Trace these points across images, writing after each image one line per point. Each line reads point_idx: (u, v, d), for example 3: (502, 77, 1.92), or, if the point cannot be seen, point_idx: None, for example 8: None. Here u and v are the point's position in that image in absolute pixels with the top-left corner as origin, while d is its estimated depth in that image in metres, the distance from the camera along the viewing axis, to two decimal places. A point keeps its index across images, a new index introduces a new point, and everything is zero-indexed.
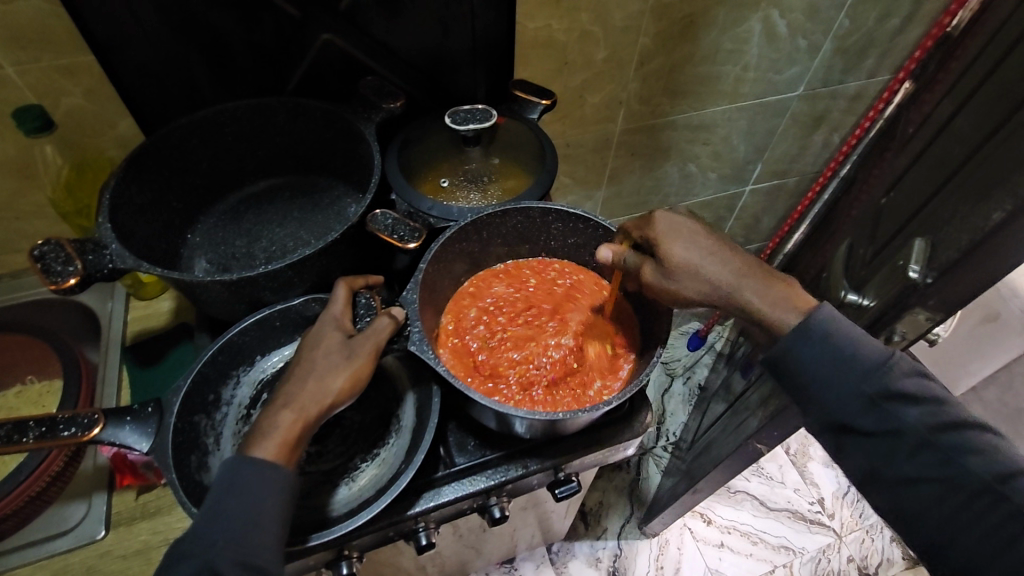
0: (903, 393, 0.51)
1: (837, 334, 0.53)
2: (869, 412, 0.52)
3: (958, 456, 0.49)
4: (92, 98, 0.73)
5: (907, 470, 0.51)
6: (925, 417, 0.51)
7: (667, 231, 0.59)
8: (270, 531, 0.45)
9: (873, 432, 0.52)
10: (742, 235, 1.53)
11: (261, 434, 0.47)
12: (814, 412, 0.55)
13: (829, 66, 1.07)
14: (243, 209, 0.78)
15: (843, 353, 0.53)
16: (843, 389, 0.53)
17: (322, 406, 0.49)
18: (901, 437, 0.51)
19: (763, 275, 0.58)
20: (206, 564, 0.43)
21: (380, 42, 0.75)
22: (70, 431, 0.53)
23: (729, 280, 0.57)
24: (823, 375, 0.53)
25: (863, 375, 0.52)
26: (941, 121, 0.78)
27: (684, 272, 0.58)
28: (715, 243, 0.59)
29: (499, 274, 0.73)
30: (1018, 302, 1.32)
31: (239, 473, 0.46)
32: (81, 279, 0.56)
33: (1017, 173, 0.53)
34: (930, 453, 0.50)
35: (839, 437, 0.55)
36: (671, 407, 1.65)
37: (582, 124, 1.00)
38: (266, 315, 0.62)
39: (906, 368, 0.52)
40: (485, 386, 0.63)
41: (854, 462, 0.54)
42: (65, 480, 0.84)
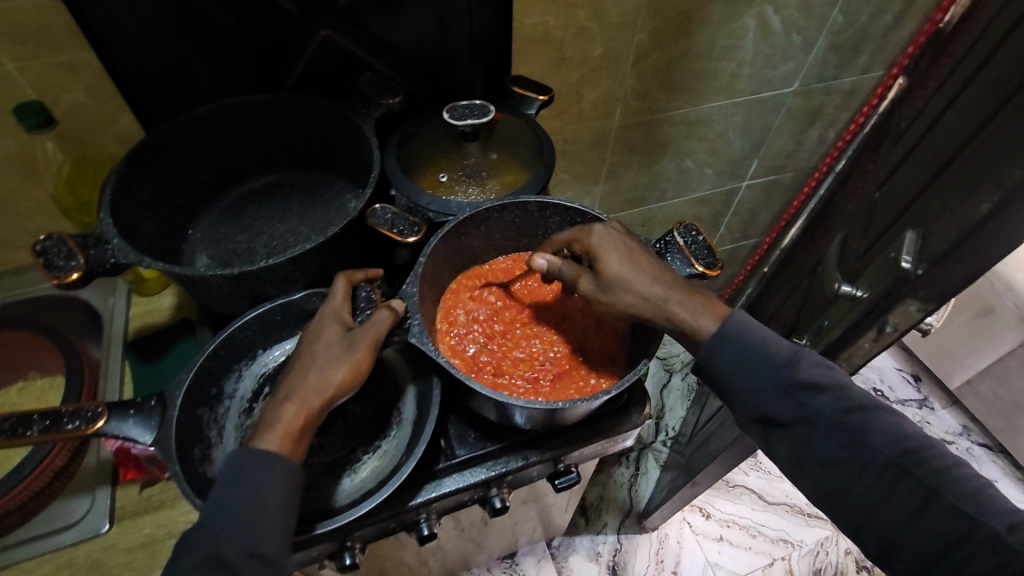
0: (810, 381, 0.52)
1: (750, 334, 0.55)
2: (784, 403, 0.53)
3: (867, 436, 0.50)
4: (92, 95, 0.73)
5: (821, 454, 0.51)
6: (832, 402, 0.51)
7: (601, 244, 0.59)
8: (276, 522, 0.46)
9: (789, 420, 0.53)
10: (739, 230, 1.54)
11: (265, 426, 0.48)
12: (738, 408, 0.56)
13: (824, 61, 1.08)
14: (243, 205, 0.78)
15: (757, 350, 0.55)
16: (756, 384, 0.54)
17: (323, 398, 0.49)
18: (812, 423, 0.52)
19: (686, 285, 0.58)
20: (213, 554, 0.44)
21: (378, 39, 0.76)
22: (74, 424, 0.54)
23: (663, 290, 0.57)
24: (742, 375, 0.55)
25: (774, 369, 0.54)
26: (933, 115, 0.79)
27: (619, 283, 0.57)
28: (646, 257, 0.59)
29: (474, 276, 0.72)
30: (1012, 297, 1.34)
31: (243, 464, 0.46)
32: (83, 273, 0.56)
33: (1006, 165, 0.53)
34: (840, 435, 0.51)
35: (765, 431, 0.55)
36: (669, 403, 1.64)
37: (579, 119, 1.01)
38: (267, 309, 0.63)
39: (814, 360, 0.54)
40: (495, 382, 0.64)
41: (782, 453, 0.55)
42: (69, 475, 0.84)
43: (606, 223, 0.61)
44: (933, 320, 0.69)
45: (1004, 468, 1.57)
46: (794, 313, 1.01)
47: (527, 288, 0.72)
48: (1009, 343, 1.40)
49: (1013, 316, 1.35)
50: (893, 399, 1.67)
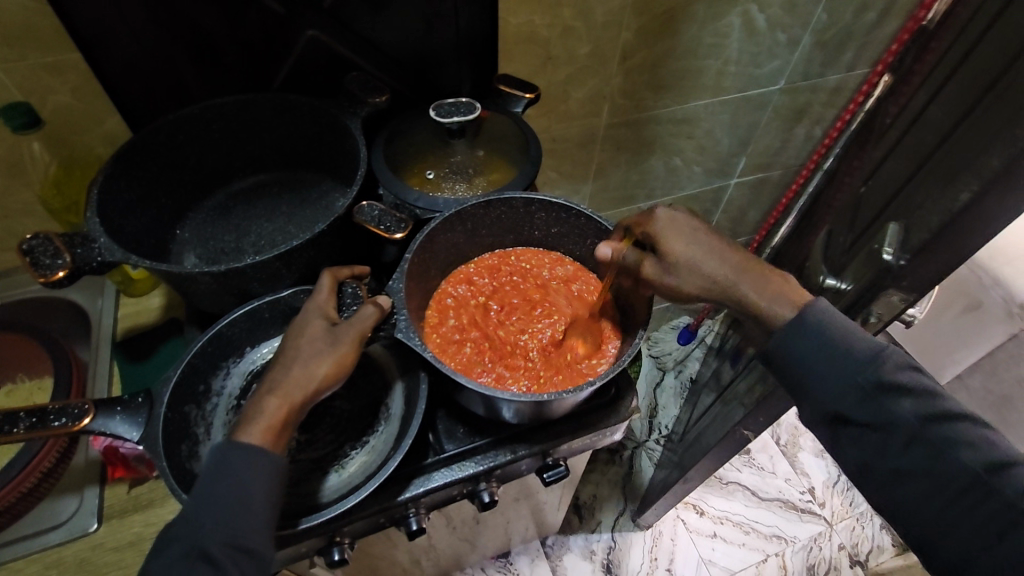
0: (897, 385, 0.51)
1: (834, 327, 0.54)
2: (864, 405, 0.52)
3: (950, 448, 0.49)
4: (79, 96, 0.73)
5: (900, 462, 0.51)
6: (917, 410, 0.50)
7: (666, 228, 0.59)
8: (258, 514, 0.46)
9: (869, 424, 0.52)
10: (729, 228, 1.55)
11: (247, 420, 0.48)
12: (811, 404, 0.55)
13: (809, 59, 1.09)
14: (231, 205, 0.79)
15: (839, 344, 0.53)
16: (840, 383, 0.53)
17: (306, 392, 0.49)
18: (894, 430, 0.51)
19: (756, 268, 0.59)
20: (195, 546, 0.44)
21: (365, 39, 0.77)
22: (60, 421, 0.54)
23: (731, 273, 0.58)
24: (820, 369, 0.54)
25: (858, 369, 0.52)
26: (916, 111, 0.80)
27: (689, 267, 0.58)
28: (712, 239, 0.59)
29: (458, 278, 0.73)
30: (999, 291, 1.35)
31: (227, 457, 0.47)
32: (70, 271, 0.56)
33: (982, 156, 0.54)
34: (922, 445, 0.50)
35: (835, 429, 0.55)
36: (662, 401, 1.66)
37: (567, 118, 1.02)
38: (255, 307, 0.63)
39: (898, 360, 0.52)
40: (497, 379, 0.64)
41: (850, 454, 0.54)
42: (57, 476, 0.84)
43: (668, 207, 0.61)
44: (916, 311, 0.70)
45: None
46: None
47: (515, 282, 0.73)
48: (998, 337, 1.43)
49: (1000, 310, 1.37)
50: None
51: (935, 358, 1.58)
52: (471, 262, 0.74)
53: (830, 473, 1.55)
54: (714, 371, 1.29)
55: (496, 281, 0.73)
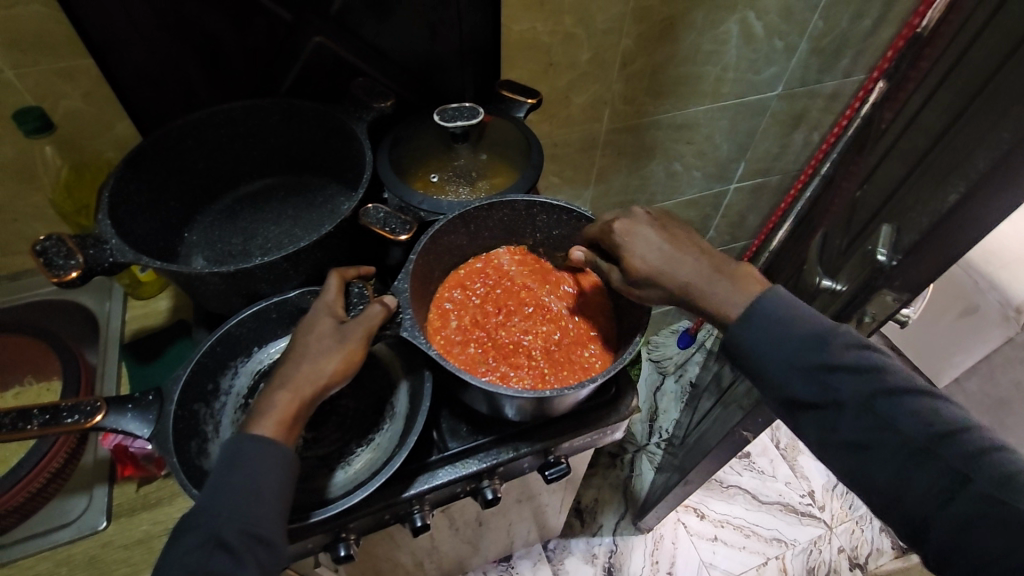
0: (839, 363, 0.52)
1: (778, 313, 0.55)
2: (811, 384, 0.53)
3: (895, 420, 0.50)
4: (91, 100, 0.75)
5: (850, 436, 0.52)
6: (862, 386, 0.51)
7: (625, 238, 0.60)
8: (271, 505, 0.47)
9: (818, 402, 0.53)
10: (728, 233, 1.56)
11: (259, 414, 0.49)
12: (768, 390, 0.56)
13: (806, 66, 1.11)
14: (239, 208, 0.80)
15: (782, 328, 0.55)
16: (788, 365, 0.54)
17: (316, 387, 0.51)
18: (842, 405, 0.52)
19: (718, 271, 0.58)
20: (211, 535, 0.45)
21: (370, 46, 0.78)
22: (73, 418, 0.55)
23: (689, 279, 0.58)
24: (768, 354, 0.55)
25: (802, 350, 0.54)
26: (910, 115, 0.81)
27: (643, 277, 0.59)
28: (671, 248, 0.59)
29: (453, 283, 0.73)
30: (995, 294, 1.36)
31: (239, 449, 0.48)
32: (82, 272, 0.57)
33: (970, 158, 0.56)
34: (868, 418, 0.51)
35: (792, 412, 0.56)
36: (663, 405, 1.66)
37: (568, 124, 1.03)
38: (262, 307, 0.64)
39: (848, 340, 0.53)
40: (503, 377, 0.65)
41: (809, 433, 0.55)
42: (66, 476, 0.85)
43: (631, 217, 0.62)
44: (909, 312, 0.71)
45: None
46: None
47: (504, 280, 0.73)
48: (995, 340, 1.44)
49: (996, 314, 1.38)
50: None
51: (930, 359, 1.59)
52: (463, 266, 0.74)
53: (830, 476, 1.56)
54: (714, 375, 1.30)
55: (490, 282, 0.73)
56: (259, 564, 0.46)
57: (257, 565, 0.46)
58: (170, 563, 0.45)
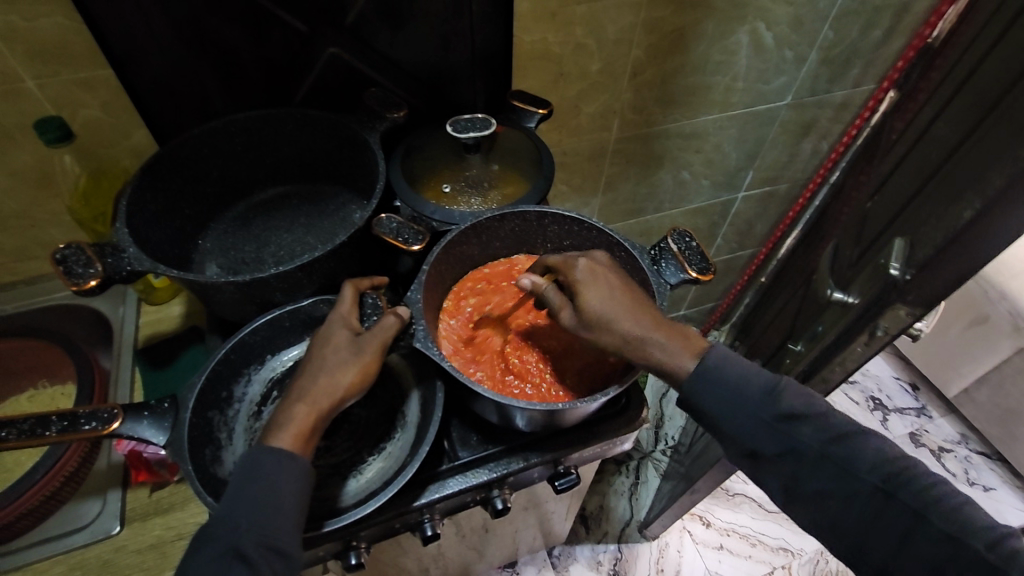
0: (793, 413, 0.55)
1: (730, 368, 0.57)
2: (769, 437, 0.55)
3: (850, 463, 0.53)
4: (108, 109, 0.76)
5: (814, 486, 0.54)
6: (816, 434, 0.54)
7: (586, 278, 0.59)
8: (291, 517, 0.48)
9: (776, 454, 0.55)
10: (736, 241, 1.56)
11: (277, 426, 0.50)
12: (726, 443, 0.58)
13: (815, 76, 1.11)
14: (252, 216, 0.81)
15: (733, 384, 0.56)
16: (746, 418, 0.56)
17: (333, 400, 0.51)
18: (801, 455, 0.54)
19: (671, 329, 0.58)
20: (233, 546, 0.46)
21: (384, 56, 0.79)
22: (91, 425, 0.56)
23: (641, 329, 0.57)
24: (725, 409, 0.56)
25: (756, 403, 0.56)
26: (922, 127, 0.81)
27: (598, 318, 0.58)
28: (630, 297, 0.58)
29: (476, 278, 0.74)
30: (1006, 305, 1.36)
31: (258, 460, 0.48)
32: (101, 280, 0.58)
33: (985, 175, 0.56)
34: (827, 466, 0.53)
35: (753, 463, 0.57)
36: (669, 412, 1.67)
37: (578, 132, 1.04)
38: (276, 316, 0.65)
39: (795, 390, 0.56)
40: (495, 382, 0.66)
41: (772, 483, 0.57)
42: (79, 480, 0.86)
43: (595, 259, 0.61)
44: (922, 325, 0.71)
45: (1002, 475, 1.60)
46: (790, 322, 1.04)
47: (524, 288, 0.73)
48: (1004, 351, 1.40)
49: (1006, 325, 1.37)
50: (891, 407, 1.71)
51: (940, 368, 1.63)
52: (486, 264, 0.75)
53: None
54: None
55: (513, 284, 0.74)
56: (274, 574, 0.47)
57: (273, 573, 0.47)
58: (191, 569, 0.46)
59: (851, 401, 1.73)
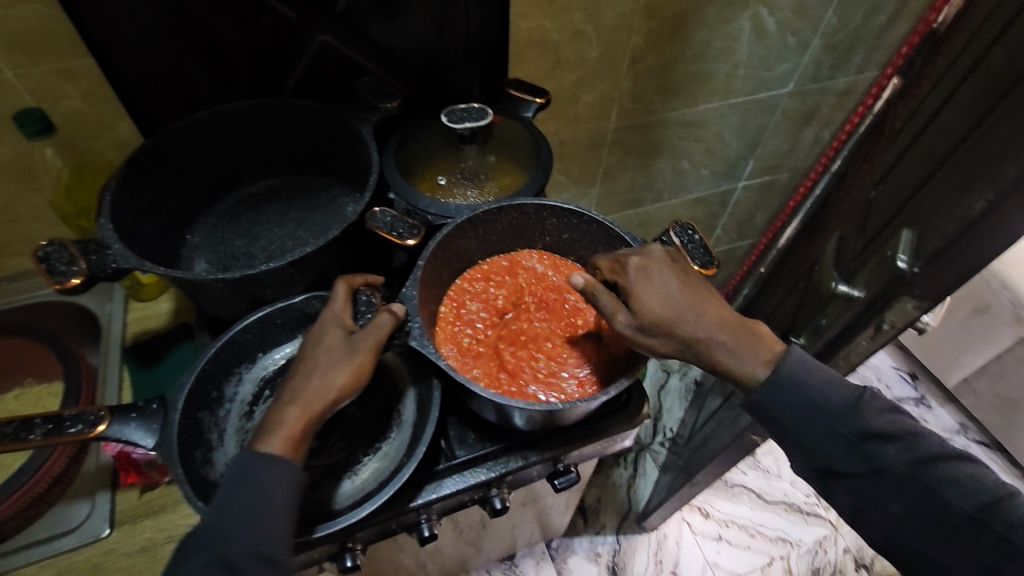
0: (876, 431, 0.53)
1: (806, 376, 0.56)
2: (850, 454, 0.54)
3: (937, 490, 0.51)
4: (91, 100, 0.74)
5: (893, 508, 0.53)
6: (903, 454, 0.52)
7: (642, 279, 0.58)
8: (280, 524, 0.46)
9: (856, 472, 0.54)
10: (736, 232, 1.54)
11: (268, 430, 0.48)
12: (803, 455, 0.58)
13: (818, 63, 1.09)
14: (242, 210, 0.79)
15: (812, 394, 0.55)
16: (827, 433, 0.55)
17: (326, 401, 0.50)
18: (882, 476, 0.53)
19: (738, 329, 0.57)
20: (218, 556, 0.45)
21: (377, 44, 0.77)
22: (76, 428, 0.54)
23: (705, 331, 0.56)
24: (802, 420, 0.56)
25: (836, 417, 0.55)
26: (927, 115, 0.79)
27: (663, 322, 0.56)
28: (693, 295, 0.57)
29: (477, 274, 0.73)
30: (1007, 294, 1.35)
31: (247, 466, 0.47)
32: (84, 279, 0.56)
33: (998, 164, 0.54)
34: (910, 489, 0.52)
35: (829, 477, 0.57)
36: (668, 404, 1.61)
37: (575, 121, 1.02)
38: (267, 313, 0.63)
39: (880, 404, 0.55)
40: (487, 377, 0.64)
41: (845, 501, 0.56)
42: (68, 482, 0.84)
43: (647, 256, 0.59)
44: (928, 318, 0.70)
45: (1001, 464, 1.60)
46: (792, 313, 1.02)
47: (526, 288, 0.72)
48: (1005, 341, 1.40)
49: (1008, 314, 1.36)
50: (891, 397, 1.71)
51: (939, 357, 1.62)
52: (488, 260, 0.74)
53: None
54: None
55: (513, 284, 0.72)
56: None
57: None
58: None
59: None
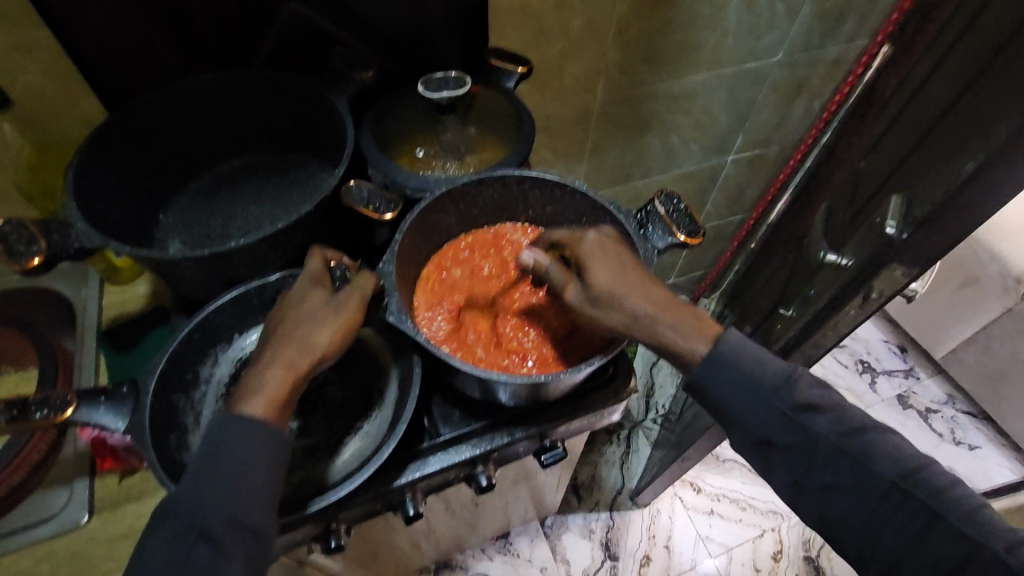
0: (807, 403, 0.53)
1: (744, 354, 0.55)
2: (784, 428, 0.53)
3: (868, 459, 0.51)
4: (51, 75, 0.71)
5: (825, 480, 0.53)
6: (831, 425, 0.53)
7: (589, 253, 0.57)
8: (259, 493, 0.46)
9: (788, 444, 0.53)
10: (726, 207, 1.53)
11: (252, 390, 0.48)
12: (736, 432, 0.56)
13: (808, 31, 1.06)
14: (217, 188, 0.76)
15: (747, 371, 0.54)
16: (760, 407, 0.54)
17: (311, 359, 0.49)
18: (816, 447, 0.53)
19: (681, 308, 0.56)
20: (197, 522, 0.44)
21: (350, 13, 0.73)
22: (42, 413, 0.53)
23: (650, 308, 0.55)
24: (737, 398, 0.54)
25: (773, 392, 0.54)
26: (919, 81, 0.77)
27: (607, 295, 0.55)
28: (638, 271, 0.56)
29: (462, 246, 0.71)
30: (996, 265, 1.35)
31: (226, 431, 0.47)
32: (45, 258, 0.54)
33: (991, 126, 0.53)
34: (841, 460, 0.52)
35: (761, 453, 0.56)
36: (659, 380, 1.63)
37: (560, 94, 0.99)
38: (242, 292, 0.61)
39: (810, 378, 0.55)
40: (461, 350, 0.63)
41: (779, 477, 0.55)
42: (48, 468, 0.85)
43: (599, 231, 0.59)
44: (917, 286, 0.69)
45: (987, 433, 1.62)
46: (782, 286, 1.01)
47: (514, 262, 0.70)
48: (993, 312, 1.40)
49: (997, 285, 1.36)
50: (881, 369, 1.72)
51: (928, 329, 1.62)
52: (477, 231, 0.72)
53: None
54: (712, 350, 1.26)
55: (501, 258, 0.71)
56: (247, 554, 0.45)
57: (245, 555, 0.45)
58: (150, 549, 0.44)
59: (841, 364, 1.73)
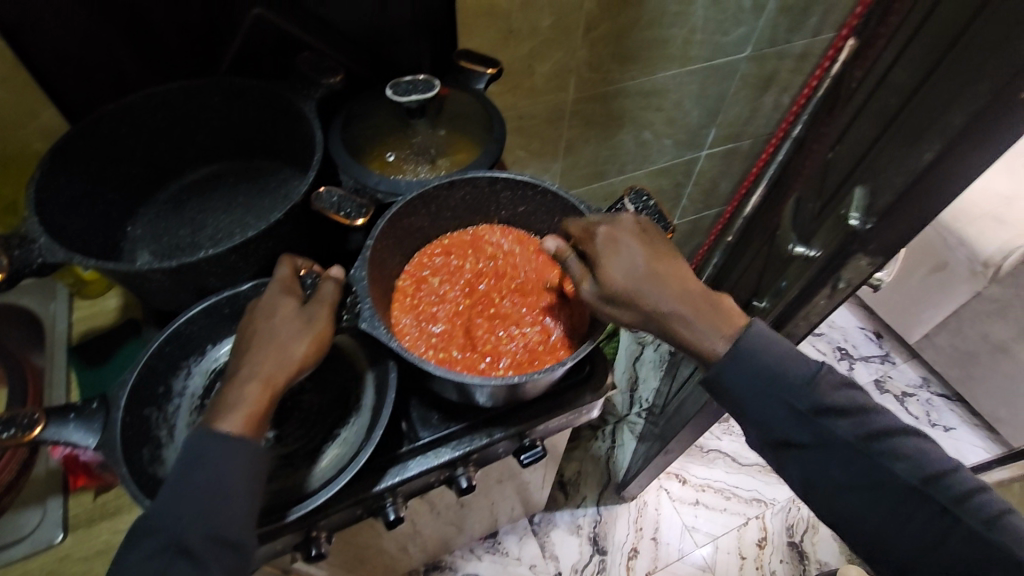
0: (831, 407, 0.55)
1: (767, 353, 0.55)
2: (802, 429, 0.55)
3: (886, 462, 0.54)
4: (9, 87, 0.68)
5: (841, 479, 0.55)
6: (853, 427, 0.55)
7: (608, 250, 0.56)
8: (238, 506, 0.46)
9: (807, 444, 0.56)
10: (702, 200, 1.55)
11: (229, 406, 0.47)
12: (753, 429, 0.58)
13: (774, 25, 1.07)
14: (185, 197, 0.75)
15: (772, 371, 0.55)
16: (780, 408, 0.55)
17: (288, 372, 0.49)
18: (833, 448, 0.55)
19: (701, 304, 0.56)
20: (172, 539, 0.45)
21: (314, 15, 0.73)
22: (8, 433, 0.51)
23: (668, 306, 0.55)
24: (753, 396, 0.56)
25: (793, 392, 0.55)
26: (880, 73, 0.79)
27: (624, 293, 0.55)
28: (656, 267, 0.56)
29: (438, 248, 0.71)
30: (964, 250, 1.38)
31: (202, 447, 0.46)
32: (7, 275, 0.54)
33: (944, 115, 0.54)
34: (862, 461, 0.54)
35: (776, 451, 0.58)
36: (643, 373, 1.60)
37: (532, 94, 1.00)
38: (213, 302, 0.60)
39: (834, 378, 0.56)
40: (436, 354, 0.63)
41: (793, 472, 0.58)
42: (19, 488, 0.83)
43: (617, 224, 0.58)
44: (883, 275, 0.71)
45: (961, 415, 1.66)
46: (756, 278, 1.03)
47: (491, 264, 0.70)
48: (963, 297, 1.44)
49: (965, 269, 1.39)
50: (857, 356, 1.75)
51: (901, 315, 1.66)
52: (452, 233, 0.72)
53: None
54: None
55: (478, 261, 0.70)
56: (225, 565, 0.46)
57: (222, 565, 0.46)
58: (127, 565, 0.45)
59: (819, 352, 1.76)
